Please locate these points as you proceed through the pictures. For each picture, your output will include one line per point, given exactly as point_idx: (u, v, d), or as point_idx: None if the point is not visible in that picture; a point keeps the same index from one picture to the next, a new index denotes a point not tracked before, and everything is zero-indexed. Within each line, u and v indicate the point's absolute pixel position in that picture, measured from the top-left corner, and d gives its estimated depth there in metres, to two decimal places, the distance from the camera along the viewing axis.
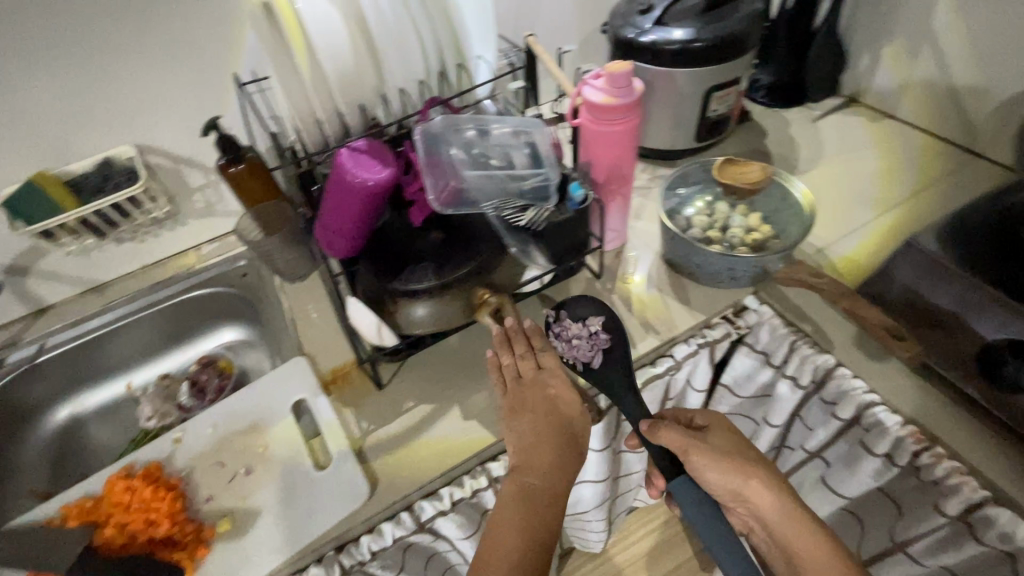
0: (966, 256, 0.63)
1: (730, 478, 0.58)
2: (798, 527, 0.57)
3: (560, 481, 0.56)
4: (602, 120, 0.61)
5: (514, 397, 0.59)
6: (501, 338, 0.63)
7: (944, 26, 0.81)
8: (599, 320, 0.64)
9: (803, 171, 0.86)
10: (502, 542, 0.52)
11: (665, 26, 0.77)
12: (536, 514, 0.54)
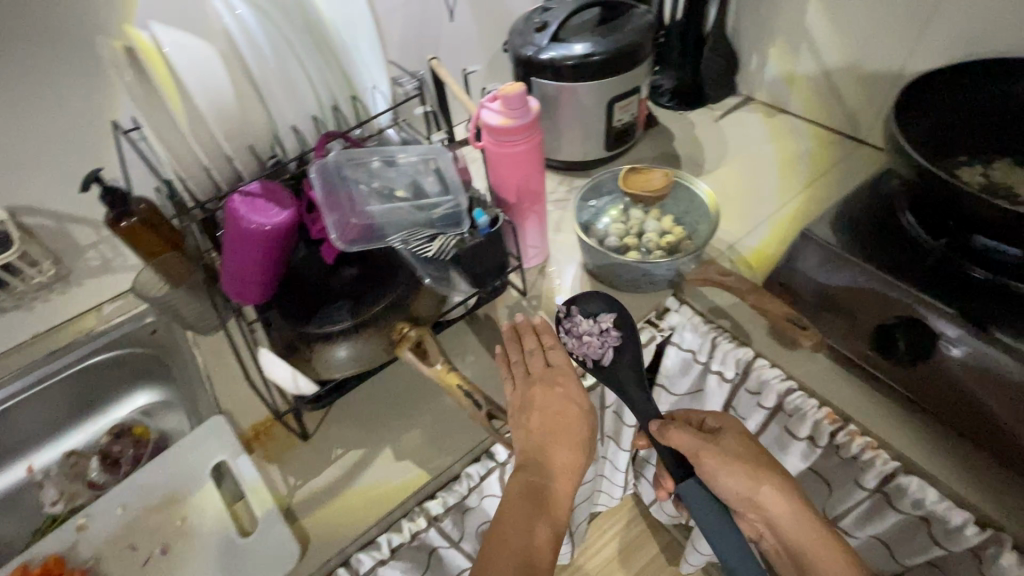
0: (863, 235, 0.62)
1: (744, 484, 0.55)
2: (815, 537, 0.55)
3: (564, 481, 0.53)
4: (504, 141, 0.61)
5: (520, 393, 0.58)
6: (512, 334, 0.62)
7: (818, 26, 0.87)
8: (611, 317, 0.64)
9: (710, 171, 0.90)
10: (501, 552, 0.47)
11: (561, 43, 0.79)
12: (539, 524, 0.48)
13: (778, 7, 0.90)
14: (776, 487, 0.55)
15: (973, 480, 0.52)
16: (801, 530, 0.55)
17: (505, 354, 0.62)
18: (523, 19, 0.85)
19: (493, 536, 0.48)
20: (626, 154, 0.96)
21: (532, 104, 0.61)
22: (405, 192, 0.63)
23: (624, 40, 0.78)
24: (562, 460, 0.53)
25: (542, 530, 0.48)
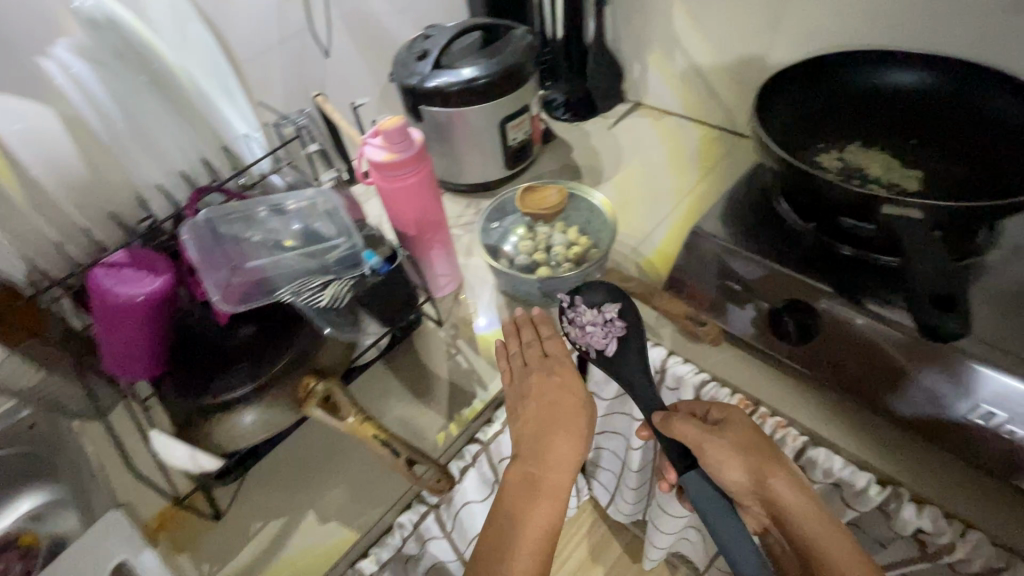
0: (750, 222, 0.65)
1: (748, 472, 0.55)
2: (821, 525, 0.52)
3: (560, 467, 0.58)
4: (391, 177, 0.60)
5: (520, 383, 0.62)
6: (511, 325, 0.67)
7: (686, 33, 0.92)
8: (615, 307, 0.62)
9: (609, 178, 0.93)
10: (500, 538, 0.55)
11: (444, 69, 0.79)
12: (535, 509, 0.56)
13: (648, 17, 0.95)
14: (784, 478, 0.55)
15: (866, 439, 0.56)
16: (805, 516, 0.53)
17: (506, 346, 0.65)
18: (405, 48, 0.84)
19: (496, 522, 0.56)
20: (528, 169, 0.97)
21: (415, 135, 0.60)
22: (294, 240, 0.60)
23: (506, 61, 0.79)
24: (559, 449, 0.58)
25: (536, 516, 0.55)
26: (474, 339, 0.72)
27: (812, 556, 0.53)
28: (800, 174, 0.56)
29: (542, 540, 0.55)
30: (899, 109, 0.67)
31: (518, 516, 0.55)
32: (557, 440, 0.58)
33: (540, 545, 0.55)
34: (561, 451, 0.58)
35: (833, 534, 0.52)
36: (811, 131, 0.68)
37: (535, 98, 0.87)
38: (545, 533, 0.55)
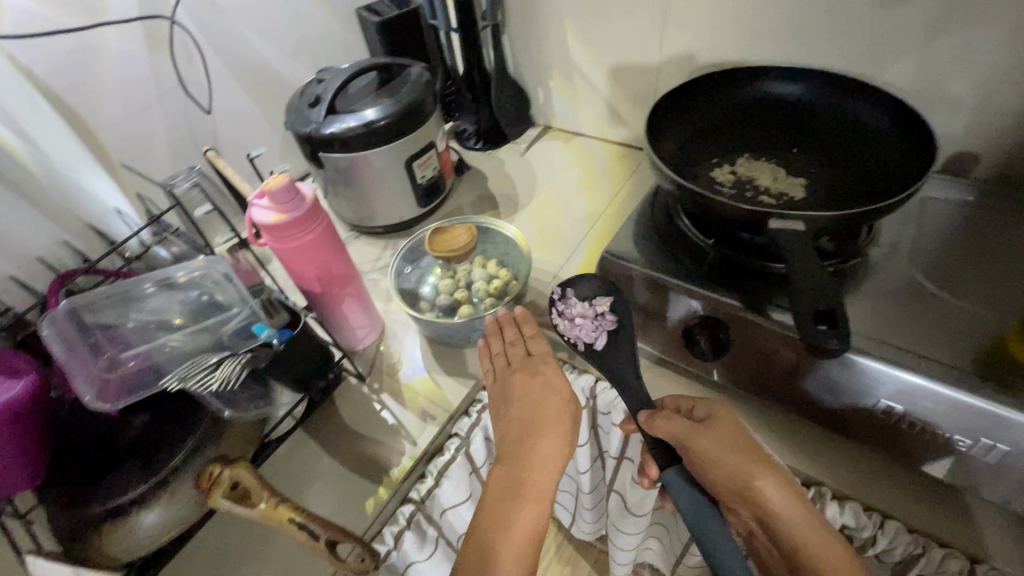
0: (655, 241, 0.66)
1: (734, 469, 0.53)
2: (807, 520, 0.52)
3: (546, 469, 0.56)
4: (283, 237, 0.57)
5: (504, 384, 0.62)
6: (495, 325, 0.66)
7: (581, 58, 0.93)
8: (607, 300, 0.64)
9: (524, 206, 0.93)
10: (484, 544, 0.53)
11: (337, 115, 0.76)
12: (519, 514, 0.54)
13: (544, 45, 0.96)
14: (772, 478, 0.53)
15: (789, 444, 0.58)
16: (791, 514, 0.52)
17: (489, 346, 0.66)
18: (296, 95, 0.81)
19: (477, 530, 0.55)
20: (445, 203, 0.96)
21: (306, 191, 0.58)
22: (181, 319, 0.55)
23: (400, 102, 0.77)
24: (545, 450, 0.57)
25: (519, 520, 0.53)
26: (399, 391, 0.69)
27: (799, 551, 0.52)
28: (691, 196, 0.58)
29: (527, 545, 0.53)
30: (775, 120, 0.71)
31: (501, 521, 0.54)
32: (544, 440, 0.57)
33: (524, 549, 0.53)
34: (545, 451, 0.57)
35: (818, 528, 0.52)
36: (700, 149, 0.71)
37: (441, 133, 0.86)
38: (530, 537, 0.53)
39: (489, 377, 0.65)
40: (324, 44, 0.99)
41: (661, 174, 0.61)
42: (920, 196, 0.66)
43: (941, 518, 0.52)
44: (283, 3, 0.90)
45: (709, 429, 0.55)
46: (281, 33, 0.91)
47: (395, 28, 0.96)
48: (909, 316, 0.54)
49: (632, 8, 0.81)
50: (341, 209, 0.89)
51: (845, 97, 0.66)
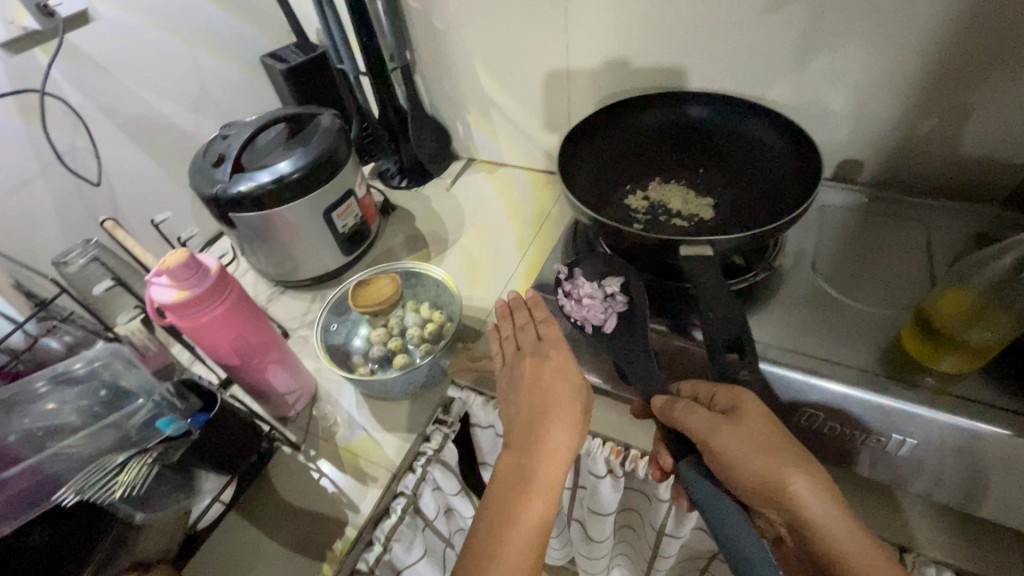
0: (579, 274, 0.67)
1: (761, 467, 0.45)
2: (847, 528, 0.43)
3: (553, 458, 0.50)
4: (189, 315, 0.53)
5: (512, 368, 0.58)
6: (505, 309, 0.63)
7: (494, 93, 0.94)
8: (616, 283, 0.63)
9: (453, 243, 0.93)
10: (484, 540, 0.47)
11: (245, 172, 0.73)
12: (523, 504, 0.49)
13: (456, 83, 0.96)
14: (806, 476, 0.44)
15: None
16: (827, 518, 0.43)
17: (500, 330, 0.63)
18: (199, 152, 0.77)
19: (478, 525, 0.49)
20: (373, 247, 0.94)
21: (210, 263, 0.55)
22: (75, 421, 0.50)
23: (311, 154, 0.75)
24: (554, 439, 0.51)
25: (522, 511, 0.48)
26: (337, 455, 0.66)
27: (842, 566, 0.43)
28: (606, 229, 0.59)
29: (529, 541, 0.47)
30: (684, 142, 0.73)
31: (503, 514, 0.48)
32: (554, 425, 0.52)
33: (527, 546, 0.47)
34: (558, 442, 0.51)
35: (858, 535, 0.43)
36: (615, 178, 0.73)
37: (359, 177, 0.84)
38: (534, 531, 0.48)
39: (498, 362, 0.61)
40: (228, 96, 0.95)
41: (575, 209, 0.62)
42: (816, 204, 0.70)
43: (865, 513, 0.54)
44: (177, 59, 0.86)
45: (734, 421, 0.47)
46: (179, 88, 0.87)
47: (302, 75, 0.94)
48: (815, 322, 0.57)
49: (534, 44, 0.83)
50: (262, 266, 0.85)
51: (746, 119, 0.69)
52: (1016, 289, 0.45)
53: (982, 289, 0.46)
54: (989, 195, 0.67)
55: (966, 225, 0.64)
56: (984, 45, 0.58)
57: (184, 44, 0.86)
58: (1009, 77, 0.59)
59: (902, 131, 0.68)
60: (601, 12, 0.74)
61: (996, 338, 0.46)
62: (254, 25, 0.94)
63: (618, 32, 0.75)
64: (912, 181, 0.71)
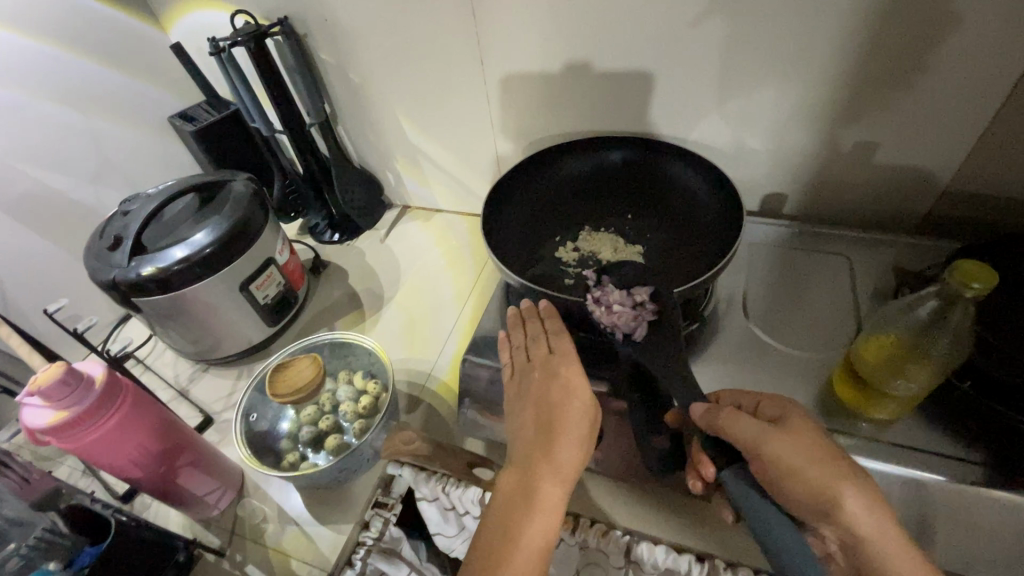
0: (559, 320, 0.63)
1: (813, 478, 0.43)
2: (892, 537, 0.42)
3: (559, 476, 0.48)
4: (72, 437, 0.47)
5: (522, 382, 0.56)
6: (517, 321, 0.60)
7: (420, 141, 0.90)
8: (648, 290, 0.56)
9: (390, 300, 0.89)
10: (490, 560, 0.45)
11: (146, 254, 0.67)
12: (528, 521, 0.46)
13: (380, 133, 0.92)
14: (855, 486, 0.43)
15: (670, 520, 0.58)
16: (871, 527, 0.42)
17: (510, 339, 0.60)
18: (96, 233, 0.71)
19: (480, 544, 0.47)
20: (302, 311, 0.89)
21: (96, 372, 0.49)
22: None
23: (219, 228, 0.70)
24: (562, 457, 0.49)
25: (528, 529, 0.46)
26: (266, 557, 0.61)
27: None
28: None
29: (535, 559, 0.45)
30: (609, 185, 0.73)
31: (509, 530, 0.46)
32: (563, 443, 0.49)
33: (531, 563, 0.45)
34: (565, 457, 0.49)
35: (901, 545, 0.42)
36: (544, 229, 0.72)
37: (280, 240, 0.80)
38: (540, 548, 0.45)
39: (508, 374, 0.59)
40: (133, 161, 0.90)
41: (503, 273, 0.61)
42: (743, 242, 0.71)
43: None
44: (65, 130, 0.80)
45: (781, 430, 0.46)
46: (73, 160, 0.82)
47: (213, 137, 0.89)
48: (750, 372, 0.57)
49: (454, 94, 0.80)
50: (179, 346, 0.78)
51: (663, 159, 0.71)
52: (934, 338, 0.44)
53: (904, 336, 0.46)
54: (909, 222, 0.68)
55: (882, 258, 0.65)
56: (896, 79, 0.58)
57: (74, 113, 0.81)
58: (913, 118, 0.60)
59: (820, 166, 0.68)
60: (514, 64, 0.72)
61: (920, 388, 0.46)
62: (155, 83, 0.89)
63: (534, 84, 0.73)
64: (830, 215, 0.71)
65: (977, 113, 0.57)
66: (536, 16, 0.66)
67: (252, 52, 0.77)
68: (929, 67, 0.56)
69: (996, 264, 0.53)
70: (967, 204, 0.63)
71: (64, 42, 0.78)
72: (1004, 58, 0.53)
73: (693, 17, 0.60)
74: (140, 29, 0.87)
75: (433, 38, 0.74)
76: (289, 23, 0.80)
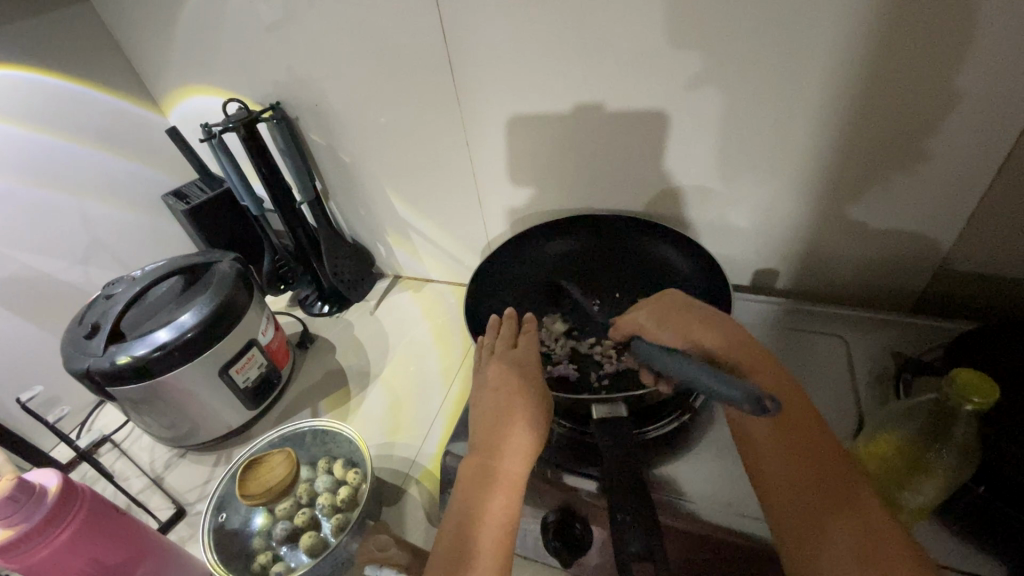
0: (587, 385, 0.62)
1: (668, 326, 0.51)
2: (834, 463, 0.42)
3: (516, 450, 0.47)
4: (16, 558, 0.44)
5: (483, 371, 0.56)
6: (494, 322, 0.63)
7: (408, 216, 0.91)
8: (558, 243, 0.76)
9: (376, 376, 0.87)
10: (455, 539, 0.43)
11: (123, 342, 0.65)
12: (491, 497, 0.45)
13: (370, 207, 0.93)
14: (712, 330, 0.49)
15: None
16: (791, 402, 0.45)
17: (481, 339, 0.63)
18: (77, 320, 0.70)
19: (445, 529, 0.44)
20: (287, 390, 0.87)
21: (50, 483, 0.47)
22: None
23: (200, 312, 0.68)
24: (520, 433, 0.48)
25: (490, 508, 0.44)
26: None
27: (818, 485, 0.41)
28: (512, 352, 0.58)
29: (500, 535, 0.44)
30: (591, 262, 0.75)
31: (472, 511, 0.44)
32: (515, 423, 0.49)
33: (497, 541, 0.43)
34: (517, 432, 0.48)
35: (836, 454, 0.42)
36: (532, 307, 0.73)
37: (264, 320, 0.78)
38: (504, 523, 0.44)
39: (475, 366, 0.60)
40: (123, 240, 0.93)
41: None
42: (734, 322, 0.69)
43: None
44: (56, 216, 0.82)
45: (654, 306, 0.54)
46: (62, 245, 0.84)
47: (203, 216, 0.89)
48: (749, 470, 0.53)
49: (438, 171, 0.81)
50: (155, 433, 0.76)
51: (643, 236, 0.73)
52: (939, 452, 0.42)
53: (909, 436, 0.44)
54: (904, 301, 0.66)
55: (877, 340, 0.64)
56: (890, 160, 0.55)
57: (67, 196, 0.83)
58: (899, 204, 0.58)
59: (809, 246, 0.66)
60: (497, 149, 0.73)
61: (926, 501, 0.43)
62: (149, 163, 0.94)
63: (518, 166, 0.74)
64: (823, 292, 0.70)
65: (962, 201, 0.55)
66: (517, 106, 0.67)
67: (244, 137, 0.79)
68: (924, 150, 0.53)
69: (993, 357, 0.51)
70: (967, 282, 0.61)
71: (61, 131, 0.81)
72: (986, 151, 0.51)
73: (687, 90, 0.58)
74: (142, 115, 0.92)
75: (416, 123, 0.76)
76: (281, 108, 0.82)
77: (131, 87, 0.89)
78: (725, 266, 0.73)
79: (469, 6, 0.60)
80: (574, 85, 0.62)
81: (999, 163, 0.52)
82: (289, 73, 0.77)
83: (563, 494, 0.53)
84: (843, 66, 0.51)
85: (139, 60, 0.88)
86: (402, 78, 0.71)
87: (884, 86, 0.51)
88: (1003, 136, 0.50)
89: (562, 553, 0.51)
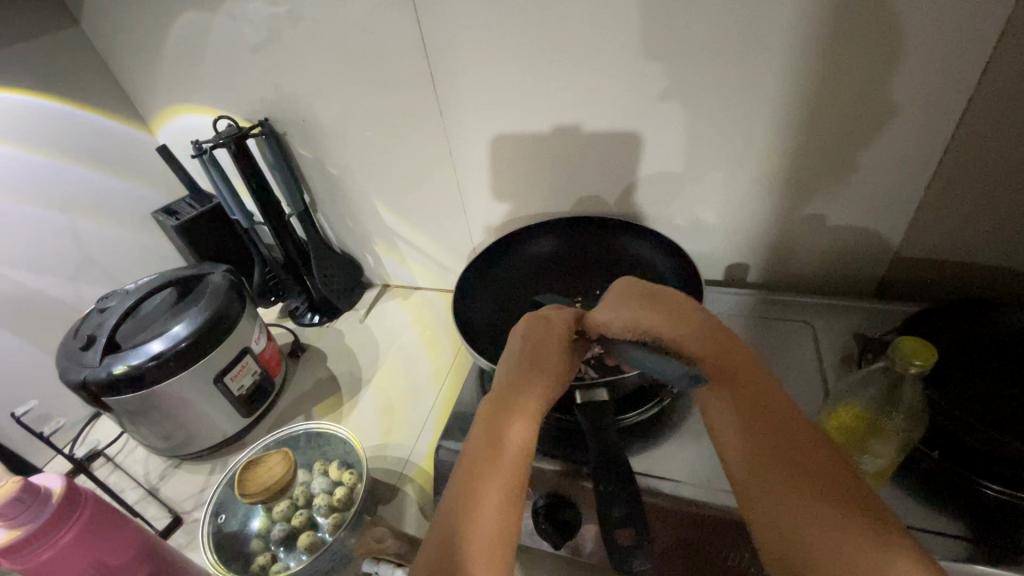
0: None
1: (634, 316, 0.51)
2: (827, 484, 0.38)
3: (536, 391, 0.49)
4: (22, 559, 0.46)
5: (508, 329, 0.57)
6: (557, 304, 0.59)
7: (395, 225, 0.93)
8: (541, 243, 0.80)
9: (368, 381, 0.89)
10: (473, 462, 0.45)
11: (119, 352, 0.67)
12: (509, 429, 0.47)
13: (357, 217, 0.96)
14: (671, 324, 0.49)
15: None
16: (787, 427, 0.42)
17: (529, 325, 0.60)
18: (72, 334, 0.71)
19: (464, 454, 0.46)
20: (279, 398, 0.88)
21: (54, 485, 0.49)
22: None
23: (193, 322, 0.70)
24: (539, 383, 0.50)
25: (510, 435, 0.46)
26: None
27: (790, 469, 0.39)
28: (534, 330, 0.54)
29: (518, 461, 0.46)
30: (573, 261, 0.79)
31: (493, 438, 0.46)
32: (539, 366, 0.51)
33: (513, 468, 0.45)
34: (539, 374, 0.50)
35: (809, 435, 0.41)
36: (517, 306, 0.76)
37: (257, 329, 0.80)
38: (522, 451, 0.46)
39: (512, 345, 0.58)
40: (116, 256, 0.95)
41: (475, 359, 0.64)
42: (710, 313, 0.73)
43: None
44: (49, 234, 0.84)
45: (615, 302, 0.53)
46: (55, 262, 0.86)
47: (193, 230, 0.91)
48: None
49: (423, 180, 0.84)
50: (150, 443, 0.77)
51: (621, 235, 0.76)
52: (892, 415, 0.46)
53: (869, 405, 0.47)
54: (865, 289, 0.71)
55: (842, 325, 0.68)
56: (844, 157, 0.60)
57: (61, 215, 0.85)
58: (853, 198, 0.62)
59: (776, 240, 0.70)
60: (479, 157, 0.77)
61: (885, 463, 0.47)
62: (140, 181, 0.96)
63: (500, 173, 0.77)
64: (791, 282, 0.74)
65: (909, 194, 0.60)
66: (497, 115, 0.71)
67: (234, 153, 0.81)
68: (873, 147, 0.58)
69: (943, 334, 0.55)
70: (920, 268, 0.65)
71: (52, 150, 0.83)
72: (928, 148, 0.56)
73: (656, 98, 0.62)
74: (133, 134, 0.94)
75: (401, 136, 0.79)
76: (269, 123, 0.85)
77: (122, 106, 0.92)
78: (699, 261, 0.77)
79: (448, 24, 0.64)
80: (550, 95, 0.66)
81: (940, 159, 0.56)
82: (277, 90, 0.80)
83: (551, 479, 0.56)
84: (794, 72, 0.55)
85: (129, 81, 0.90)
86: (386, 93, 0.74)
87: (832, 91, 0.55)
88: (941, 133, 0.54)
89: (549, 533, 0.54)
